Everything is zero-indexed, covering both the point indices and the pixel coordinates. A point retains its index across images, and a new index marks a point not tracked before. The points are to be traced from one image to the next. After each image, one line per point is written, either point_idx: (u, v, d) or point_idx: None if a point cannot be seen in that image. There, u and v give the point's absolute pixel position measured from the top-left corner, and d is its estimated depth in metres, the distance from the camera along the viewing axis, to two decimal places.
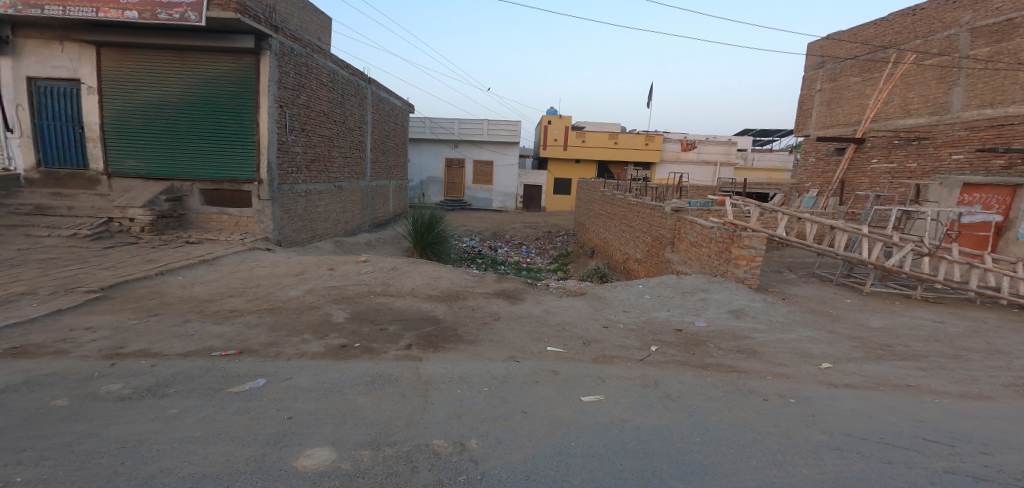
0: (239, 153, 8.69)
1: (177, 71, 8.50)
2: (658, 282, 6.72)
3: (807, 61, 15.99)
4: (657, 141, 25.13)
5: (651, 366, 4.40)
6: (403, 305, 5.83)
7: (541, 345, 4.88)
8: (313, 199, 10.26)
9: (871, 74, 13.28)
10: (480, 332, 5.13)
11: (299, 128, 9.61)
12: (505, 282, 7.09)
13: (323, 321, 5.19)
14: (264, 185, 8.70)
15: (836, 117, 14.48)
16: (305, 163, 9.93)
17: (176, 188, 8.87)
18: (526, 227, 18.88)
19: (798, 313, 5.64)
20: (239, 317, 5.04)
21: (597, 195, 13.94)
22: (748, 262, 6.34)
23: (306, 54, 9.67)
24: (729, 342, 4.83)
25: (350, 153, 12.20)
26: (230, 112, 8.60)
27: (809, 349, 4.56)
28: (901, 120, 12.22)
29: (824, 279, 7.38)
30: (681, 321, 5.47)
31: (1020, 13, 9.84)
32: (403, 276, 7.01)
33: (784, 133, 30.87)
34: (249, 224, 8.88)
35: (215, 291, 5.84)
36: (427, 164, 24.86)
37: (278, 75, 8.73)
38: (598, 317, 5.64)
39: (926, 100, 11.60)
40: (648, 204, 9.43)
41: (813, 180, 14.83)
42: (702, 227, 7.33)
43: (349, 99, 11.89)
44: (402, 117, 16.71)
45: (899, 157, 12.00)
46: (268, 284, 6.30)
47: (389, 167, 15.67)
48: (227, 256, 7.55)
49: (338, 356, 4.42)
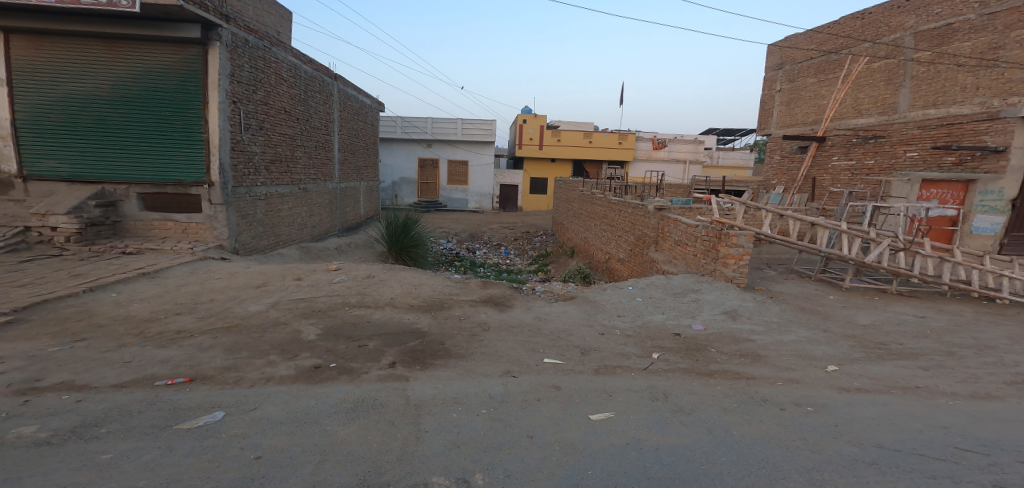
0: (184, 153, 7.83)
1: (108, 62, 7.57)
2: (648, 284, 6.55)
3: (767, 62, 16.47)
4: (631, 140, 25.34)
5: (656, 376, 4.15)
6: (382, 317, 5.33)
7: (537, 357, 4.54)
8: (274, 202, 9.48)
9: (826, 75, 13.80)
10: (470, 345, 4.72)
11: (257, 126, 8.83)
12: (490, 287, 6.70)
13: (291, 339, 4.62)
14: (216, 189, 7.89)
15: (796, 116, 14.98)
16: (265, 164, 9.14)
17: (108, 192, 7.90)
18: (504, 228, 18.49)
19: (791, 311, 5.57)
20: (189, 339, 4.38)
21: (575, 195, 13.80)
22: (737, 261, 6.28)
23: (263, 47, 8.89)
24: (730, 346, 4.66)
25: (316, 153, 11.43)
26: (173, 108, 7.74)
27: (810, 351, 4.47)
28: (854, 119, 12.75)
29: (803, 275, 7.44)
30: (677, 324, 5.28)
31: (958, 19, 10.39)
32: (379, 284, 6.49)
33: (746, 131, 31.87)
34: (199, 231, 8.03)
35: (159, 309, 5.12)
36: (399, 165, 24.04)
37: (229, 68, 7.94)
38: (593, 324, 5.35)
39: (875, 101, 12.16)
40: (629, 203, 9.32)
41: (779, 177, 15.31)
42: (687, 226, 7.25)
43: (313, 96, 11.12)
44: (371, 116, 15.98)
45: (858, 155, 12.49)
46: (223, 299, 5.62)
47: (358, 168, 14.92)
48: (174, 268, 6.75)
49: (311, 380, 3.90)
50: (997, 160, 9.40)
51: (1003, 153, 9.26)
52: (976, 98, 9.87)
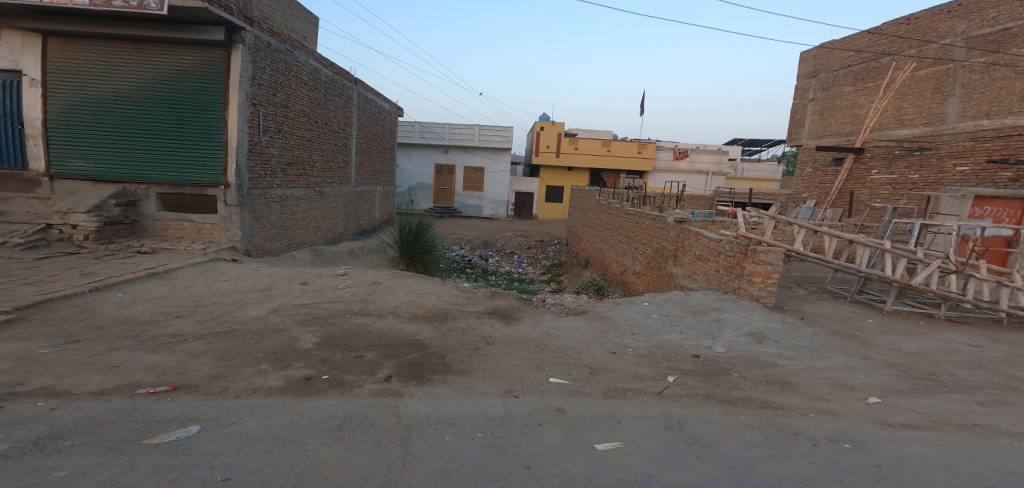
0: (203, 154, 7.85)
1: (134, 64, 7.69)
2: (665, 300, 6.15)
3: (799, 70, 15.85)
4: (650, 150, 24.84)
5: (671, 402, 3.78)
6: (383, 326, 5.11)
7: (542, 375, 4.22)
8: (290, 205, 9.47)
9: (865, 84, 13.19)
10: (472, 361, 4.45)
11: (275, 129, 8.83)
12: (498, 298, 6.43)
13: (287, 347, 4.44)
14: (232, 190, 7.86)
15: (829, 126, 14.32)
16: (281, 166, 9.13)
17: (129, 191, 7.98)
18: (518, 236, 18.23)
19: (824, 336, 5.08)
20: (182, 344, 4.27)
21: (592, 204, 13.45)
22: (764, 279, 5.83)
23: (286, 50, 8.92)
24: (755, 371, 4.24)
25: (333, 156, 11.44)
26: (194, 109, 7.79)
27: (848, 380, 4.02)
28: (896, 130, 12.07)
29: (837, 296, 6.90)
30: (696, 345, 4.87)
31: (1017, 23, 9.70)
32: (384, 291, 6.29)
33: (773, 142, 30.87)
34: (214, 232, 8.03)
35: (159, 311, 5.04)
36: (417, 170, 24.13)
37: (251, 71, 7.96)
38: (604, 341, 5.00)
39: (921, 111, 11.48)
40: (647, 214, 8.93)
41: (810, 190, 14.61)
42: (709, 240, 6.83)
43: (332, 100, 11.14)
44: (390, 120, 16.00)
45: (900, 168, 11.75)
46: (225, 302, 5.51)
47: (375, 172, 14.93)
48: (183, 268, 6.72)
49: (300, 392, 3.69)
50: None
51: None
52: None
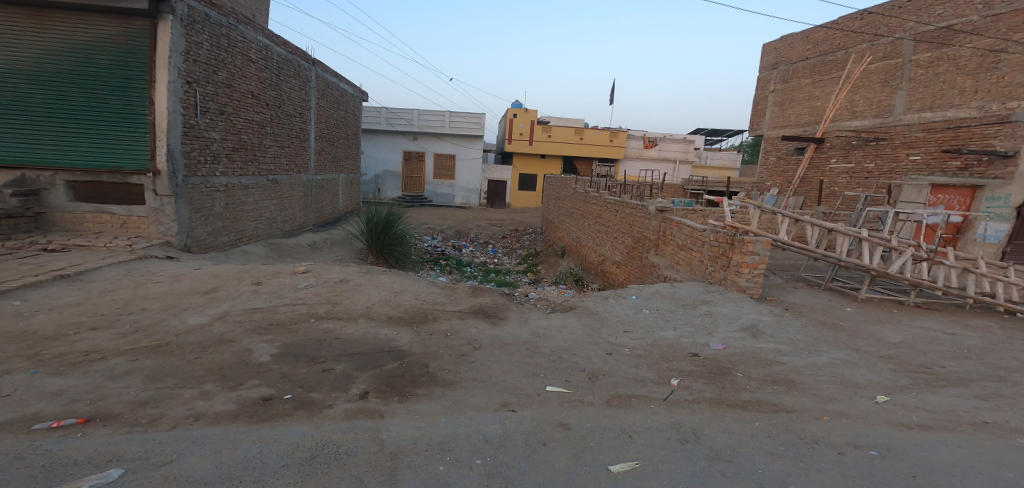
0: (124, 138, 6.73)
1: (31, 31, 6.44)
2: (652, 292, 5.97)
3: (761, 62, 16.21)
4: (621, 138, 24.93)
5: (679, 409, 3.50)
6: (354, 332, 4.51)
7: (538, 384, 3.83)
8: (237, 195, 8.45)
9: (821, 76, 13.67)
10: (459, 370, 3.97)
11: (218, 110, 7.76)
12: (480, 296, 5.95)
13: (237, 361, 3.79)
14: (163, 178, 6.81)
15: (789, 117, 14.81)
16: (226, 151, 8.08)
17: (29, 179, 6.77)
18: (491, 225, 17.71)
19: (814, 327, 5.00)
20: (98, 364, 3.56)
21: (568, 192, 13.17)
22: (751, 270, 5.72)
23: (228, 24, 7.82)
24: (758, 370, 4.05)
25: (288, 142, 10.40)
26: (111, 87, 6.65)
27: (852, 376, 3.90)
28: (849, 121, 12.63)
29: (812, 283, 6.96)
30: (693, 343, 4.66)
31: (960, 20, 10.18)
32: (353, 290, 5.66)
33: (732, 132, 31.72)
34: (142, 226, 6.99)
35: (71, 323, 4.22)
36: (383, 157, 22.94)
37: (185, 46, 6.87)
38: (598, 342, 4.69)
39: (871, 103, 12.03)
40: (627, 203, 8.73)
41: (775, 179, 15.05)
42: (692, 229, 6.71)
43: (286, 81, 10.06)
44: (353, 105, 14.92)
45: (857, 158, 12.23)
46: (158, 308, 4.72)
47: (337, 159, 13.90)
48: (104, 268, 5.76)
49: (256, 418, 3.10)
50: (1005, 165, 9.02)
51: (1012, 157, 8.90)
52: (974, 101, 9.74)
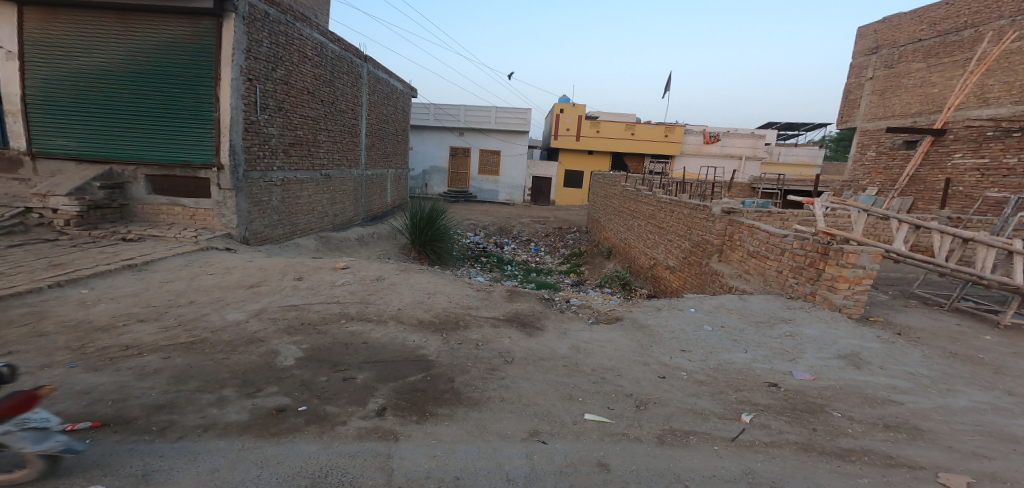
0: (194, 134, 7.05)
1: (118, 36, 6.89)
2: (715, 306, 5.18)
3: (857, 47, 14.21)
4: (677, 133, 23.27)
5: (756, 455, 2.77)
6: (381, 336, 4.24)
7: (575, 411, 3.28)
8: (293, 189, 8.65)
9: (938, 59, 11.68)
10: (486, 387, 3.53)
11: (276, 107, 7.96)
12: (517, 301, 5.49)
13: (260, 364, 3.61)
14: (226, 172, 7.07)
15: (891, 108, 12.81)
16: (283, 147, 8.28)
17: (116, 173, 7.31)
18: (534, 222, 17.19)
19: (939, 359, 3.96)
20: (132, 360, 3.52)
21: (617, 190, 12.32)
22: (850, 286, 4.70)
23: (286, 21, 7.97)
24: (864, 410, 3.17)
25: (341, 137, 10.57)
26: (183, 85, 6.98)
27: (1006, 428, 2.92)
28: (976, 110, 10.67)
29: (932, 303, 5.68)
30: (770, 370, 3.83)
31: None
32: (387, 290, 5.43)
33: (811, 126, 28.53)
34: (207, 218, 7.30)
35: (121, 314, 4.31)
36: (431, 153, 23.23)
37: (245, 43, 7.06)
38: (648, 362, 4.03)
39: (1010, 88, 10.10)
40: (684, 202, 7.84)
41: (873, 177, 13.09)
42: (769, 235, 5.77)
43: (340, 77, 10.22)
44: (403, 101, 15.04)
45: (993, 152, 10.14)
46: (202, 302, 4.73)
47: (387, 154, 14.07)
48: (168, 259, 5.99)
49: (266, 431, 2.85)
50: None
51: None
52: None
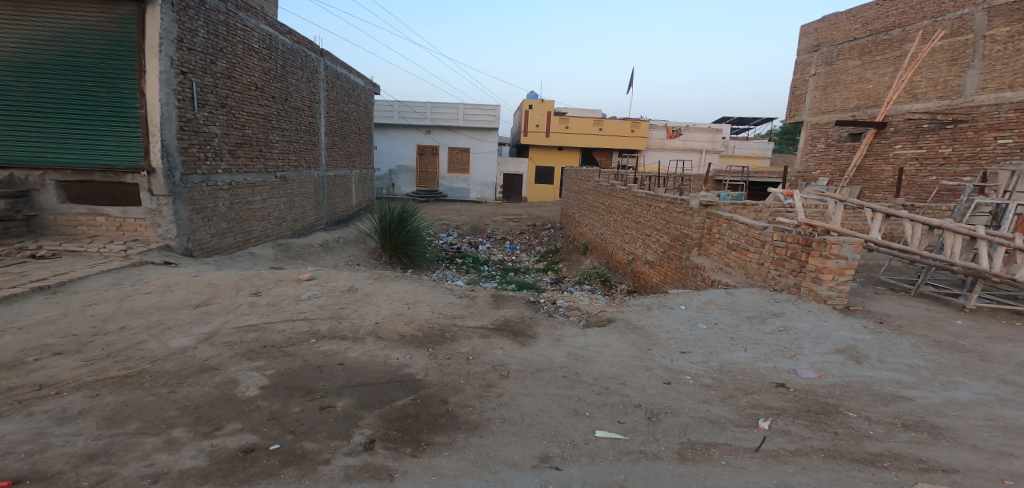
0: (116, 134, 6.17)
1: (15, 20, 5.92)
2: (705, 302, 5.08)
3: (799, 45, 14.89)
4: (644, 128, 23.70)
5: (786, 465, 2.60)
6: (360, 355, 3.76)
7: (584, 428, 2.99)
8: (243, 193, 7.85)
9: (873, 57, 12.46)
10: (484, 407, 3.16)
11: (217, 103, 7.14)
12: (504, 307, 5.14)
13: (214, 396, 3.04)
14: (158, 177, 6.23)
15: (832, 102, 13.49)
16: (228, 147, 7.45)
17: (18, 179, 6.28)
18: (508, 220, 16.87)
19: (928, 348, 4.04)
20: (48, 401, 2.85)
21: (590, 186, 12.22)
22: (834, 276, 4.74)
23: (227, 10, 7.18)
24: (879, 409, 3.12)
25: (297, 137, 9.77)
26: (99, 78, 6.09)
27: (1015, 420, 2.95)
28: (907, 105, 11.49)
29: (897, 289, 5.91)
30: (775, 369, 3.73)
31: None
32: (362, 302, 4.93)
33: (759, 120, 30.04)
34: (139, 228, 6.45)
35: (35, 345, 3.57)
36: (397, 152, 22.38)
37: (177, 32, 6.24)
38: (652, 367, 3.82)
39: (935, 85, 10.94)
40: (661, 197, 7.79)
41: (823, 168, 13.79)
42: (748, 227, 5.76)
43: (293, 72, 9.41)
44: (364, 98, 14.26)
45: (930, 143, 10.98)
46: (139, 326, 4.04)
47: (350, 154, 13.26)
48: (91, 277, 5.15)
49: (230, 481, 2.33)
50: None
51: None
52: None
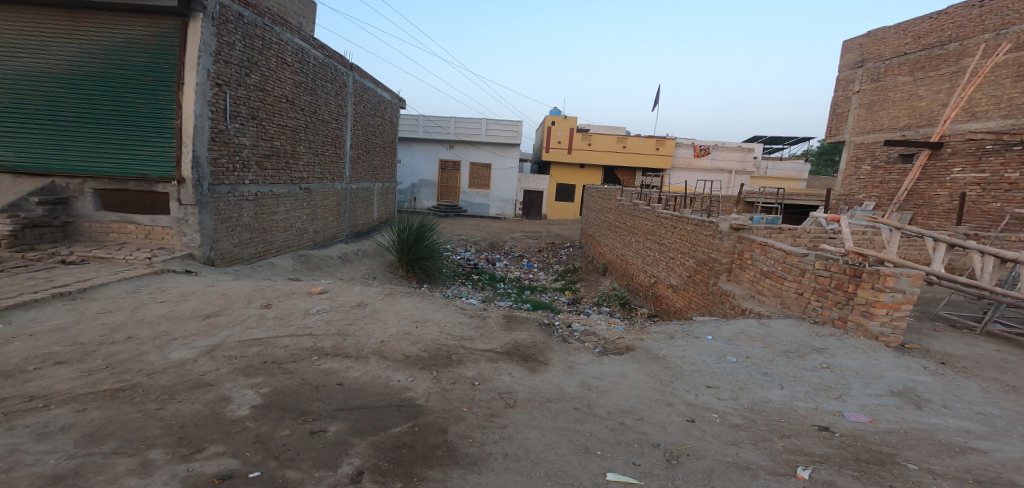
0: (152, 143, 6.36)
1: (67, 35, 6.23)
2: (735, 333, 4.66)
3: (841, 61, 14.26)
4: (669, 146, 23.25)
5: None
6: (360, 375, 3.58)
7: (594, 468, 2.67)
8: (267, 205, 7.96)
9: (926, 72, 11.74)
10: (485, 439, 2.90)
11: (249, 116, 7.32)
12: (516, 329, 4.88)
13: (203, 415, 2.90)
14: (187, 186, 6.37)
15: (878, 121, 12.78)
16: (257, 159, 7.61)
17: (59, 187, 6.54)
18: (528, 237, 16.69)
19: (1000, 394, 3.51)
20: (35, 414, 2.78)
21: (613, 205, 11.87)
22: (888, 311, 4.26)
23: (262, 24, 7.39)
24: (945, 462, 2.66)
25: (324, 149, 9.93)
26: (140, 90, 6.32)
27: None
28: (966, 124, 10.71)
29: (959, 326, 5.30)
30: (816, 411, 3.30)
31: None
32: (369, 318, 4.79)
33: (795, 139, 28.92)
34: (166, 236, 6.59)
35: (39, 354, 3.56)
36: (420, 166, 22.70)
37: (214, 46, 6.44)
38: (673, 402, 3.46)
39: (998, 102, 10.19)
40: (687, 218, 7.41)
41: (868, 191, 13.00)
42: (785, 253, 5.32)
43: (322, 86, 9.62)
44: (391, 112, 14.50)
45: (993, 166, 10.05)
46: (144, 336, 4.01)
47: (374, 167, 13.44)
48: (112, 284, 5.23)
49: None
50: None
51: None
52: None
